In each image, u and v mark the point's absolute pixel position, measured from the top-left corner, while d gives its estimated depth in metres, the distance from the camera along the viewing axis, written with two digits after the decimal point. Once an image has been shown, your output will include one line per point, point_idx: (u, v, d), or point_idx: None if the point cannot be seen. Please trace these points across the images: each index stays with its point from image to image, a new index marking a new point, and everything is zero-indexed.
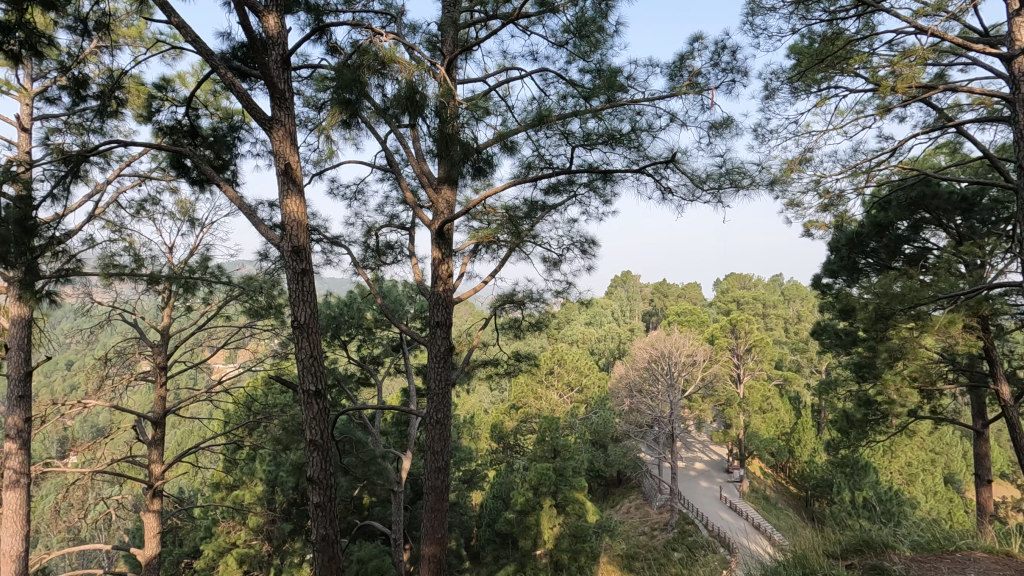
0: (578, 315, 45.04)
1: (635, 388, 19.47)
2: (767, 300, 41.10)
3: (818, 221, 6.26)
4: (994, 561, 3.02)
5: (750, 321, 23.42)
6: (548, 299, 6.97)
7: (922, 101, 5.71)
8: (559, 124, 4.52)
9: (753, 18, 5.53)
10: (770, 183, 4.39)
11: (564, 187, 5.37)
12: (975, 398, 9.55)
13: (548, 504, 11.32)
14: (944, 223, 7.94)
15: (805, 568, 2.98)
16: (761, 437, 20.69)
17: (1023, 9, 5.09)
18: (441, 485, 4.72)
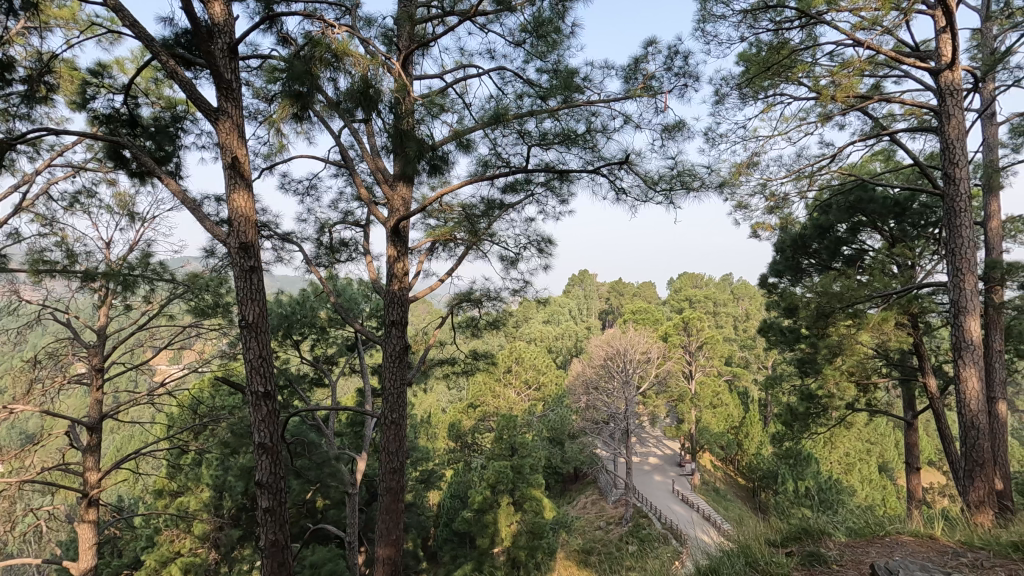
0: (536, 314, 45.36)
1: (591, 385, 19.74)
2: (718, 299, 42.49)
3: (764, 222, 6.52)
4: (919, 544, 3.17)
5: (702, 319, 24.18)
6: (506, 298, 6.99)
7: (859, 110, 6.02)
8: (516, 123, 4.53)
9: (704, 25, 5.70)
10: (719, 185, 4.53)
11: (521, 187, 5.39)
12: (906, 391, 10.16)
13: (506, 501, 11.34)
14: (879, 226, 8.43)
15: (747, 557, 3.05)
16: (712, 432, 21.38)
17: (949, 26, 5.44)
18: (396, 485, 4.65)
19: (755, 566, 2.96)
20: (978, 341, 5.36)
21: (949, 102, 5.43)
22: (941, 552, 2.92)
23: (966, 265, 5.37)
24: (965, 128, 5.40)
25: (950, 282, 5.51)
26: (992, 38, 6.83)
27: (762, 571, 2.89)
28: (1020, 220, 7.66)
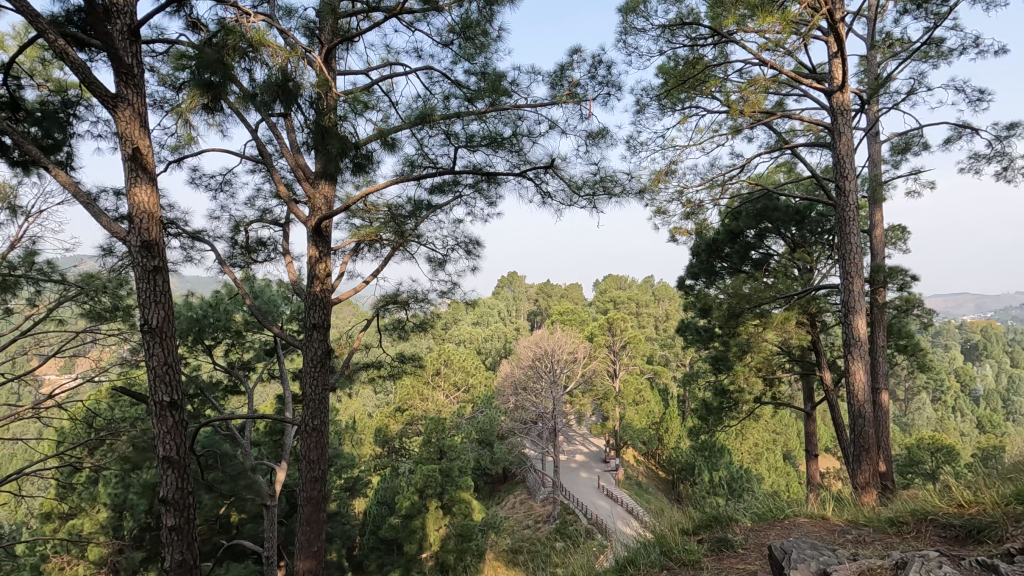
0: (465, 315, 45.20)
1: (520, 385, 19.92)
2: (640, 300, 44.27)
3: (681, 227, 6.86)
4: (812, 524, 3.46)
5: (625, 320, 25.07)
6: (434, 300, 6.91)
7: (765, 124, 6.50)
8: (443, 124, 4.50)
9: (626, 37, 5.93)
10: (639, 191, 4.72)
11: (448, 188, 5.37)
12: (806, 385, 11.06)
13: (434, 505, 11.21)
14: (783, 232, 9.11)
15: (662, 546, 3.19)
16: (635, 428, 22.23)
17: (839, 52, 5.98)
18: (318, 495, 4.47)
19: (670, 555, 3.08)
20: (864, 337, 5.93)
21: (840, 121, 5.98)
22: (831, 530, 3.19)
23: (854, 269, 5.93)
24: (853, 144, 5.96)
25: (841, 285, 6.06)
26: (876, 65, 7.59)
27: (677, 559, 3.02)
28: (899, 229, 8.55)
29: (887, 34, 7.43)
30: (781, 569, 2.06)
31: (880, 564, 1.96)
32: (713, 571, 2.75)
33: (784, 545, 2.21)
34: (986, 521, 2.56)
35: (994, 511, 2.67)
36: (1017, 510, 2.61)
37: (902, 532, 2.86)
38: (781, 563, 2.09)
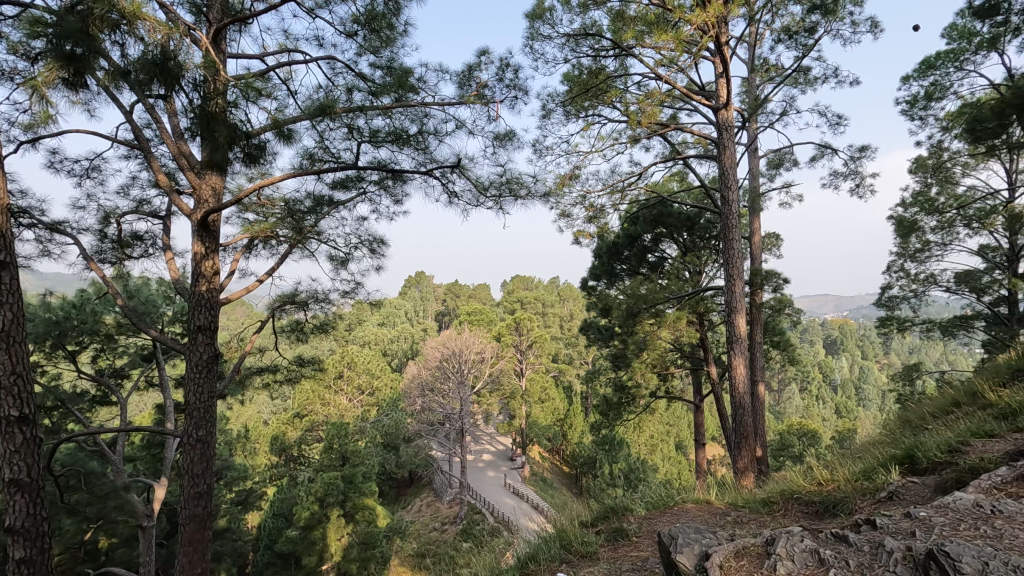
0: (370, 316, 43.83)
1: (426, 387, 19.60)
2: (546, 300, 45.39)
3: (584, 230, 7.12)
4: (697, 509, 3.73)
5: (531, 320, 25.57)
6: (335, 300, 6.61)
7: (660, 135, 6.91)
8: (345, 117, 4.31)
9: (533, 42, 6.05)
10: (544, 194, 4.82)
11: (352, 184, 5.16)
12: (695, 379, 11.90)
13: (336, 514, 10.73)
14: (675, 237, 9.76)
15: (562, 540, 3.28)
16: (540, 425, 22.75)
17: (724, 72, 6.50)
18: (202, 512, 4.11)
19: (570, 548, 3.18)
20: (744, 334, 6.49)
21: (725, 136, 6.50)
22: (713, 513, 3.45)
23: (736, 272, 6.47)
24: (736, 158, 6.50)
25: (725, 286, 6.58)
26: (756, 87, 8.35)
27: (576, 551, 3.11)
28: (774, 236, 9.47)
29: (764, 59, 8.20)
30: (669, 555, 2.16)
31: (753, 543, 2.12)
32: (608, 561, 2.86)
33: (672, 531, 2.33)
34: (839, 497, 2.89)
35: (845, 487, 3.02)
36: (863, 485, 2.98)
37: (772, 511, 3.16)
38: (669, 548, 2.19)
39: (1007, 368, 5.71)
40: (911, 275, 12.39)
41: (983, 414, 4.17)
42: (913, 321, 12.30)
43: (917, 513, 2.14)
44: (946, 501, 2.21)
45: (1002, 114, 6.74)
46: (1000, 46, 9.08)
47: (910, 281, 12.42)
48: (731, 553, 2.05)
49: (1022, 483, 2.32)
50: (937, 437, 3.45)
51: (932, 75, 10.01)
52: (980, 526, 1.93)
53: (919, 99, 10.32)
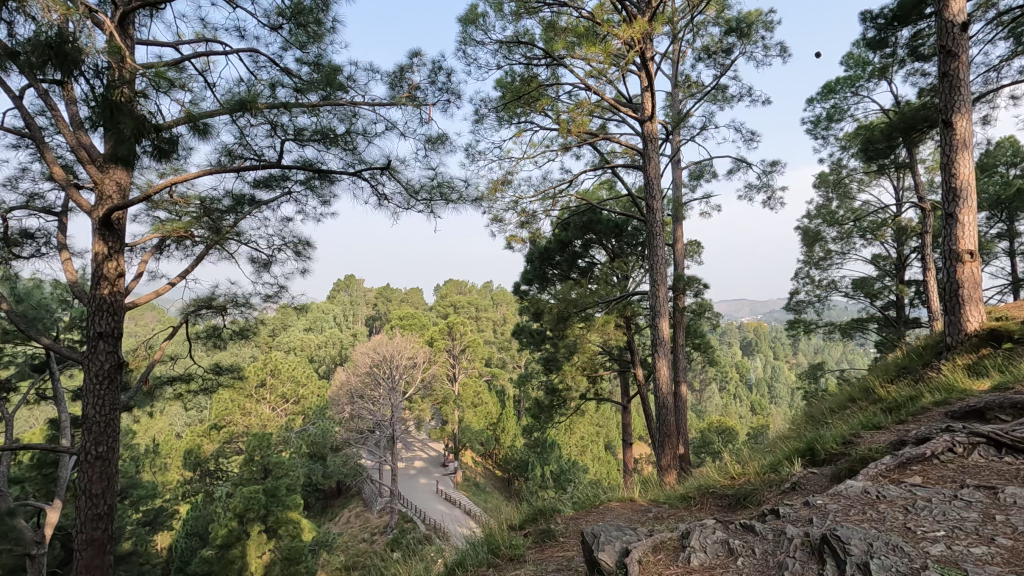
0: (296, 321, 41.99)
1: (355, 394, 18.76)
2: (479, 304, 45.42)
3: (517, 235, 7.18)
4: (621, 507, 3.85)
5: (464, 324, 25.47)
6: (257, 305, 6.29)
7: (590, 144, 7.10)
8: (268, 113, 4.12)
9: (465, 47, 6.06)
10: (475, 199, 4.82)
11: (276, 183, 4.94)
12: (623, 381, 12.30)
13: (257, 530, 10.17)
14: (604, 243, 10.08)
15: (491, 544, 3.27)
16: (473, 429, 22.69)
17: (649, 86, 6.79)
18: (102, 535, 3.77)
19: (497, 552, 3.18)
20: (667, 337, 6.79)
21: (650, 147, 6.79)
22: (637, 510, 3.57)
23: (660, 278, 6.76)
24: (660, 169, 6.81)
25: (651, 291, 6.84)
26: (678, 102, 8.79)
27: (503, 555, 3.12)
28: (696, 244, 9.99)
29: (686, 76, 8.65)
30: (591, 553, 2.21)
31: (669, 537, 2.22)
32: (536, 562, 2.89)
33: (594, 529, 2.39)
34: (749, 489, 3.08)
35: (755, 480, 3.23)
36: (771, 477, 3.20)
37: (689, 506, 3.31)
38: (592, 546, 2.24)
39: (895, 366, 6.33)
40: (815, 281, 13.45)
41: (874, 408, 4.60)
42: (817, 324, 13.35)
43: (814, 501, 2.32)
44: (839, 489, 2.41)
45: (890, 137, 7.49)
46: (888, 75, 10.08)
47: (815, 286, 13.48)
48: (649, 548, 2.14)
49: (904, 470, 2.58)
50: (834, 431, 3.76)
51: (833, 98, 10.95)
52: (867, 510, 2.12)
53: (822, 120, 11.25)
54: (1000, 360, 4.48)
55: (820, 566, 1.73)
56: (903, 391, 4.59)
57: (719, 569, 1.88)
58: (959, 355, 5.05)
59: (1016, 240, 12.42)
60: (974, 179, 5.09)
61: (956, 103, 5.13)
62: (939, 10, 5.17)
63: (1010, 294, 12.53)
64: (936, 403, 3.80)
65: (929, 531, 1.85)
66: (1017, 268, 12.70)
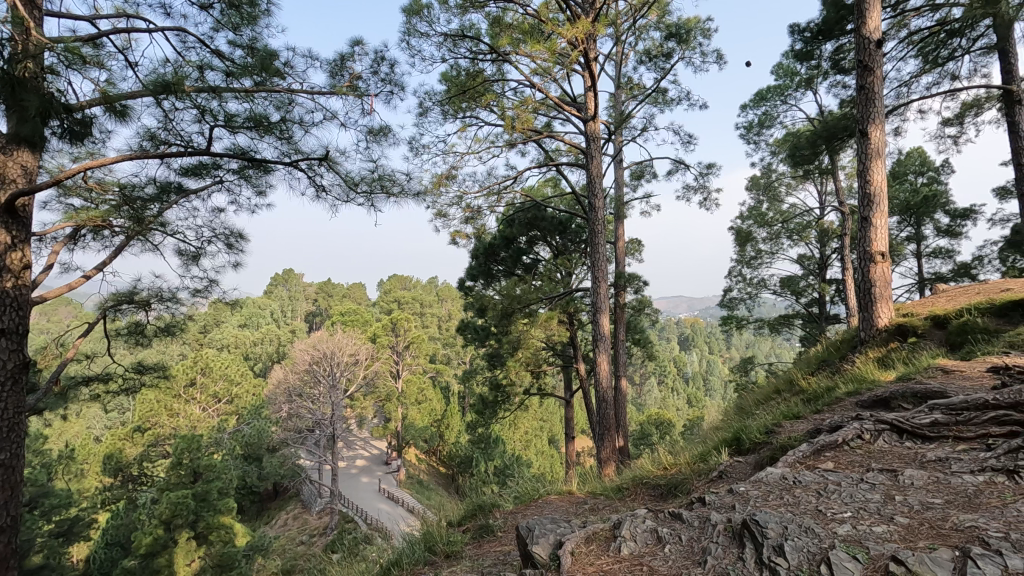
0: (230, 316, 40.06)
1: (294, 392, 18.05)
2: (424, 300, 44.88)
3: (461, 231, 7.13)
4: (559, 500, 3.91)
5: (408, 320, 25.09)
6: (186, 300, 5.94)
7: (535, 141, 7.14)
8: (196, 97, 3.90)
9: (409, 38, 5.95)
10: (418, 193, 4.75)
11: (206, 171, 4.68)
12: (566, 376, 12.50)
13: (186, 537, 9.65)
14: (549, 240, 10.21)
15: (428, 542, 3.24)
16: (417, 426, 22.45)
17: (592, 86, 6.90)
18: (5, 549, 3.46)
19: (434, 549, 3.16)
20: (607, 333, 6.94)
21: (593, 146, 6.91)
22: (573, 502, 3.63)
23: (602, 275, 6.91)
24: (602, 168, 6.94)
25: (592, 287, 6.98)
26: (621, 102, 9.00)
27: (440, 552, 3.11)
28: (636, 243, 10.28)
29: (629, 78, 8.86)
30: (525, 546, 2.23)
31: (602, 528, 2.28)
32: (473, 557, 2.90)
33: (530, 523, 2.41)
34: (679, 478, 3.21)
35: (685, 470, 3.37)
36: (700, 466, 3.34)
37: (624, 496, 3.40)
38: (527, 539, 2.26)
39: (815, 359, 6.76)
40: (747, 279, 14.16)
41: (796, 399, 4.90)
42: (748, 320, 14.05)
43: (737, 488, 2.44)
44: (759, 476, 2.55)
45: (814, 144, 7.96)
46: (814, 86, 10.71)
47: (746, 284, 14.18)
48: (582, 539, 2.18)
49: (818, 456, 2.75)
50: (759, 421, 3.97)
51: (764, 105, 11.52)
52: (784, 495, 2.25)
53: (754, 126, 11.82)
54: (905, 353, 4.87)
55: (739, 550, 1.82)
56: (822, 383, 4.90)
57: (647, 556, 1.94)
58: (871, 349, 5.44)
59: (922, 243, 13.54)
60: (886, 186, 5.49)
61: (871, 114, 5.51)
62: (857, 27, 5.53)
63: (916, 293, 13.67)
64: (849, 394, 4.09)
65: (838, 513, 1.99)
66: (922, 269, 13.85)
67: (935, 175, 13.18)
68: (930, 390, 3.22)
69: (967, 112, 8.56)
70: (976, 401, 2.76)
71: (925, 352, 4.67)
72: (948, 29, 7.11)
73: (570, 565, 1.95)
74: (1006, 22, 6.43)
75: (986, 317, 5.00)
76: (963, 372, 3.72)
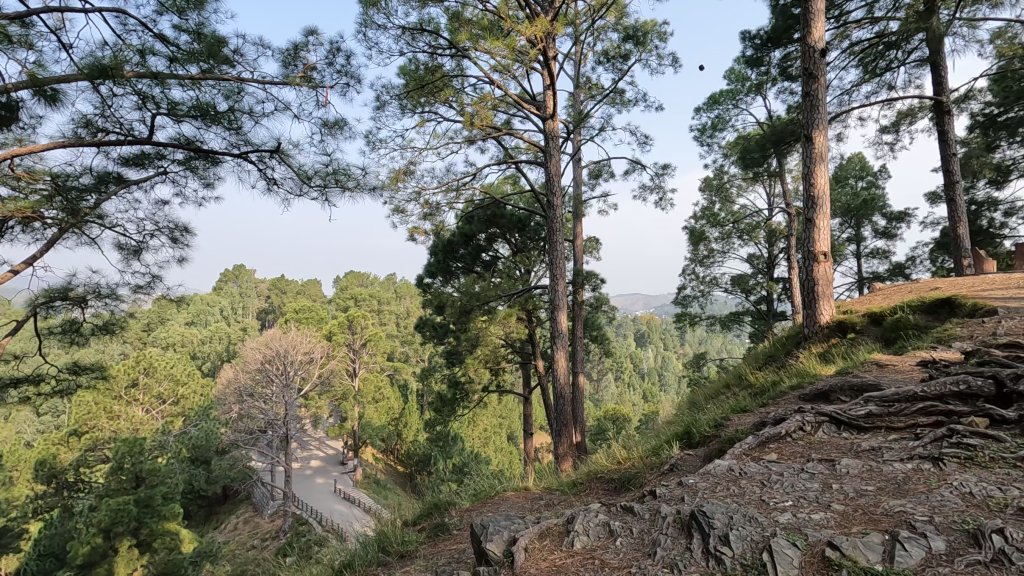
0: (176, 314, 38.33)
1: (245, 392, 17.44)
2: (382, 298, 44.20)
3: (419, 227, 7.05)
4: (515, 496, 3.93)
5: (366, 318, 24.63)
6: (126, 296, 5.64)
7: (494, 138, 7.13)
8: (137, 83, 3.70)
9: (366, 30, 5.82)
10: (374, 188, 4.66)
11: (149, 161, 4.45)
12: (524, 373, 12.56)
13: (127, 545, 9.22)
14: (508, 238, 10.24)
15: (382, 543, 3.20)
16: (374, 426, 22.11)
17: (551, 84, 6.94)
18: None
19: (388, 549, 3.13)
20: (564, 330, 7.00)
21: (552, 145, 6.95)
22: (529, 498, 3.65)
23: (559, 272, 6.96)
24: (560, 167, 6.99)
25: (550, 285, 7.03)
26: (580, 102, 9.10)
27: (394, 552, 3.07)
28: (594, 241, 10.43)
29: (588, 78, 8.96)
30: (479, 543, 2.22)
31: (556, 523, 2.30)
32: (428, 556, 2.87)
33: (484, 520, 2.40)
34: (632, 472, 3.28)
35: (638, 463, 3.45)
36: (652, 460, 3.43)
37: (578, 491, 3.45)
38: (480, 537, 2.25)
39: (763, 354, 7.03)
40: (699, 278, 14.60)
41: (744, 393, 5.08)
42: (700, 317, 14.48)
43: (686, 480, 2.51)
44: (708, 468, 2.63)
45: (763, 147, 8.25)
46: (763, 91, 11.11)
47: (699, 282, 14.59)
48: (535, 535, 2.20)
49: (763, 448, 2.86)
50: (709, 415, 4.11)
51: (717, 109, 11.88)
52: (730, 486, 2.34)
53: (708, 129, 12.17)
54: (844, 348, 5.13)
55: (687, 541, 1.87)
56: (768, 377, 5.10)
57: (599, 550, 1.97)
58: (813, 345, 5.70)
59: (861, 244, 14.28)
60: (828, 189, 5.74)
61: (815, 120, 5.77)
62: (803, 36, 5.76)
63: (855, 291, 14.42)
64: (792, 387, 4.28)
65: (780, 502, 2.07)
66: (861, 269, 14.62)
67: (874, 179, 13.92)
68: (865, 383, 3.40)
69: (902, 120, 9.06)
70: (906, 394, 2.94)
71: (861, 347, 4.94)
72: (886, 42, 7.52)
73: (523, 562, 1.96)
74: (936, 37, 6.85)
75: (917, 314, 5.32)
76: (895, 365, 3.95)
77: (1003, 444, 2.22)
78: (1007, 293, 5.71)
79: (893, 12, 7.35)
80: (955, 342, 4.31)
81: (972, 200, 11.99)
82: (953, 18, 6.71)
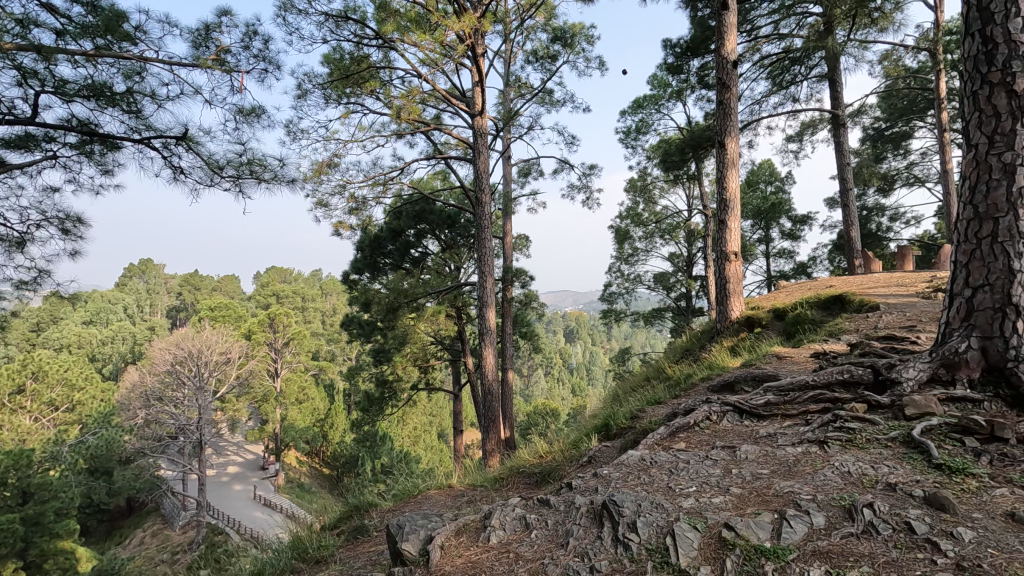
0: (72, 311, 34.88)
1: (152, 396, 16.15)
2: (307, 295, 42.47)
3: (344, 221, 6.83)
4: (438, 493, 3.91)
5: (288, 315, 23.52)
6: (7, 294, 5.06)
7: (423, 133, 7.03)
8: (19, 57, 3.32)
9: (286, 13, 5.54)
10: (292, 180, 4.47)
11: (35, 144, 4.01)
12: (453, 370, 12.50)
13: (12, 568, 8.23)
14: (437, 234, 10.15)
15: (299, 549, 3.08)
16: (297, 428, 21.22)
17: (480, 81, 6.93)
18: None
19: (304, 556, 3.02)
20: (493, 327, 7.02)
21: (480, 142, 6.95)
22: (452, 496, 3.64)
23: (488, 269, 6.97)
24: (489, 165, 7.00)
25: (478, 281, 7.01)
26: (510, 100, 9.17)
27: (309, 558, 2.97)
28: (523, 238, 10.56)
29: (517, 77, 9.06)
30: (394, 544, 2.19)
31: (473, 519, 2.31)
32: (344, 560, 2.79)
33: (400, 520, 2.37)
34: (553, 466, 3.35)
35: (558, 457, 3.53)
36: (572, 453, 3.53)
37: (500, 486, 3.49)
38: (397, 537, 2.21)
39: (680, 348, 7.39)
40: (624, 275, 15.13)
41: (660, 386, 5.32)
42: (625, 313, 15.02)
43: (600, 472, 2.60)
44: (621, 459, 2.74)
45: (683, 151, 8.63)
46: (683, 97, 11.64)
47: (624, 280, 15.12)
48: (452, 532, 2.20)
49: (673, 438, 3.01)
50: (626, 408, 4.26)
51: (641, 113, 12.35)
52: (641, 475, 2.44)
53: (632, 132, 12.63)
54: (750, 342, 5.51)
55: (598, 530, 1.94)
56: (683, 370, 5.39)
57: (514, 544, 2.00)
58: (724, 339, 6.06)
59: (769, 244, 15.36)
60: (738, 193, 6.11)
61: (728, 127, 6.12)
62: (718, 48, 6.08)
63: (764, 288, 15.50)
64: (702, 380, 4.55)
65: (684, 488, 2.19)
66: (769, 268, 15.72)
67: (781, 185, 14.99)
68: (765, 374, 3.66)
69: (805, 131, 9.83)
70: (799, 383, 3.20)
71: (765, 341, 5.31)
72: (791, 57, 8.11)
73: (438, 560, 1.96)
74: (833, 55, 7.44)
75: (814, 310, 5.79)
76: (792, 357, 4.28)
77: (877, 427, 2.46)
78: (888, 291, 6.31)
79: (798, 29, 7.94)
80: (844, 335, 4.72)
81: (864, 206, 13.19)
82: (848, 39, 7.33)
